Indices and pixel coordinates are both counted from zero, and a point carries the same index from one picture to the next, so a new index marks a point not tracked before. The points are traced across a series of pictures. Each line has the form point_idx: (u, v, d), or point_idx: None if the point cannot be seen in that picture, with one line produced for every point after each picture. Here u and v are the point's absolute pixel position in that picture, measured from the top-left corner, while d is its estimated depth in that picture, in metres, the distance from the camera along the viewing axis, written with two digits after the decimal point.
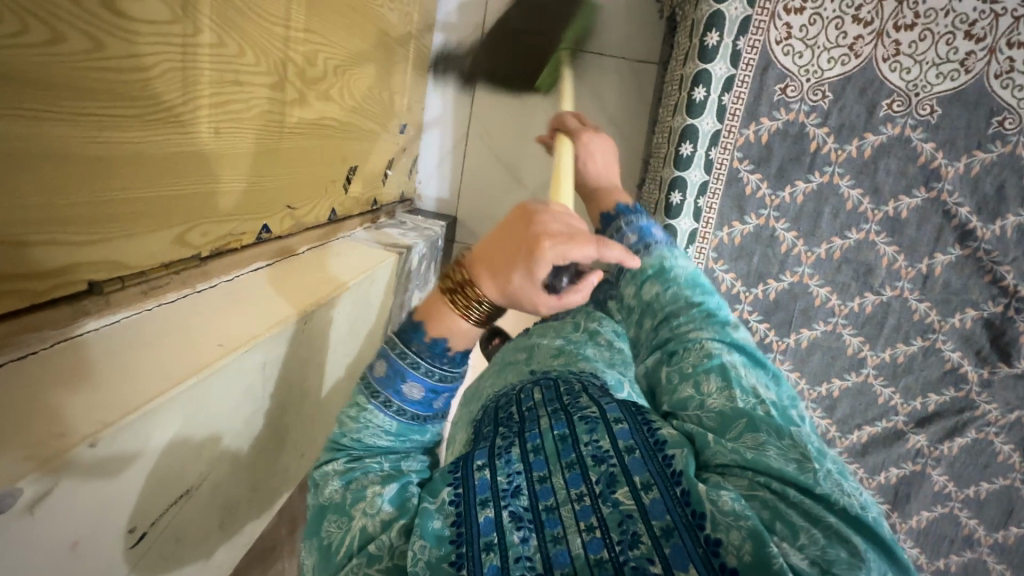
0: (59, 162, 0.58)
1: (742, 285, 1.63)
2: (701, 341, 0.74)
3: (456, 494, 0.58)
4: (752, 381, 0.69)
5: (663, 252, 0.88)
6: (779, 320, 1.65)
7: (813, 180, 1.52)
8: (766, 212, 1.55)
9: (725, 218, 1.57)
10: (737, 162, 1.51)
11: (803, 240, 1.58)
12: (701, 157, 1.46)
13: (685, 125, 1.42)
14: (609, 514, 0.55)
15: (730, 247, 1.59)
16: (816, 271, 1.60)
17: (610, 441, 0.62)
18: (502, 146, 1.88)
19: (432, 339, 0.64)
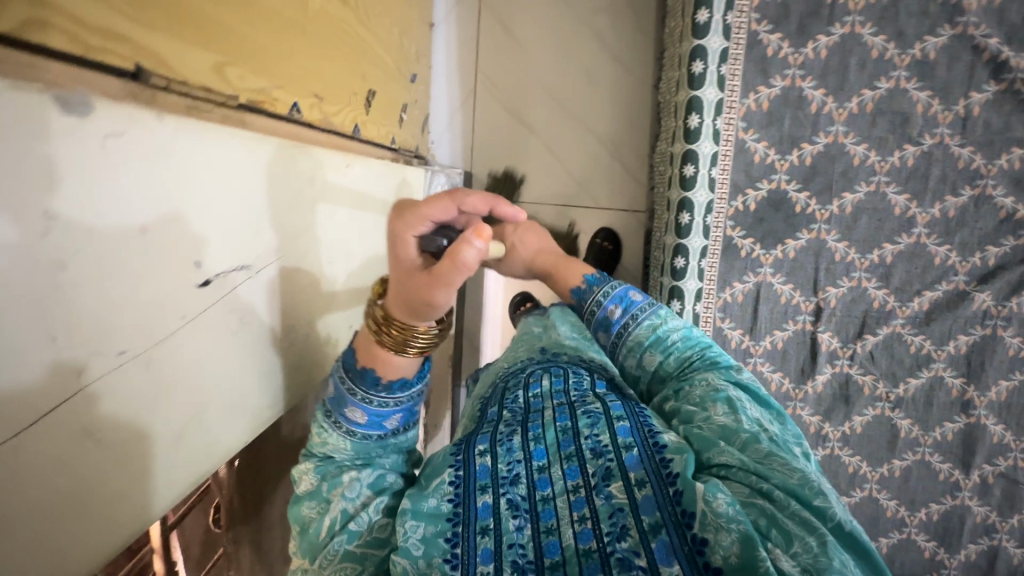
0: (179, 24, 0.52)
1: (915, 205, 1.11)
2: (707, 377, 0.72)
3: (457, 476, 0.62)
4: (750, 409, 0.67)
5: (654, 313, 0.81)
6: (897, 286, 1.15)
7: (943, 35, 1.04)
8: (880, 87, 1.08)
9: (749, 85, 1.09)
10: (786, 50, 1.07)
11: (887, 141, 1.10)
12: (716, 39, 1.03)
13: (693, 45, 1.04)
14: (599, 508, 0.57)
15: (803, 167, 1.13)
16: (895, 179, 1.11)
17: (610, 437, 0.64)
18: (513, 89, 1.58)
19: (362, 366, 0.63)
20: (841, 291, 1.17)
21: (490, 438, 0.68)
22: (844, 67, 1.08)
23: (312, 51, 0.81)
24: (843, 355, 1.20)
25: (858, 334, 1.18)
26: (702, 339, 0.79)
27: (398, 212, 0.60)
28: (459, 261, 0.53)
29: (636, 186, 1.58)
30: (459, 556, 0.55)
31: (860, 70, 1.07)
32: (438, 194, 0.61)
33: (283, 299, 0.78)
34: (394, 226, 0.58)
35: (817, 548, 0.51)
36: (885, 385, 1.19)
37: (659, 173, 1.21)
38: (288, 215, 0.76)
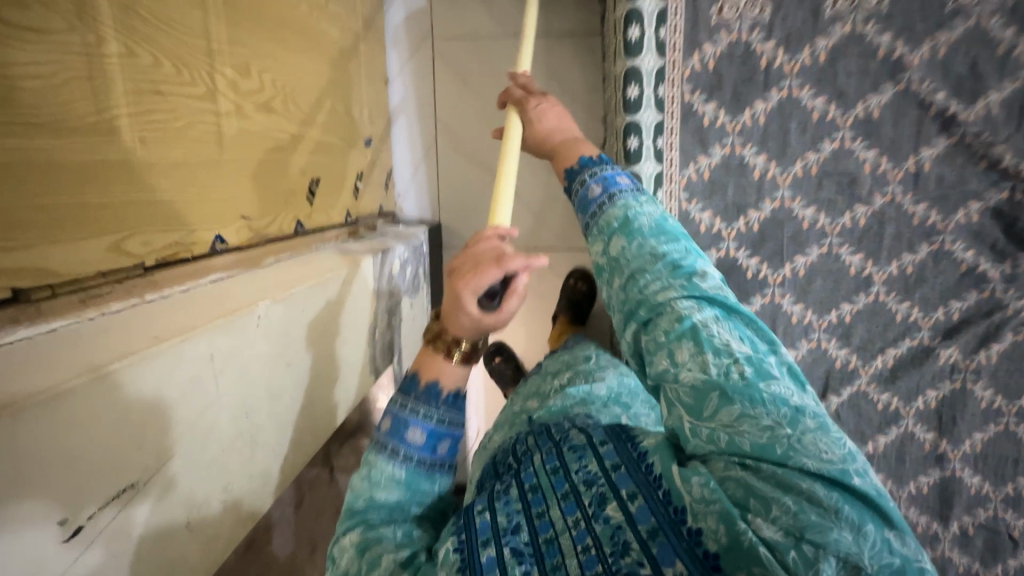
0: (42, 235, 0.52)
1: (871, 264, 1.13)
2: (672, 301, 0.61)
3: (460, 541, 0.55)
4: (720, 333, 0.59)
5: (632, 202, 0.71)
6: (860, 344, 1.16)
7: (853, 115, 1.06)
8: (825, 149, 1.08)
9: (688, 154, 1.10)
10: (722, 119, 1.08)
11: (839, 202, 1.11)
12: (648, 113, 1.03)
13: (625, 120, 1.02)
14: (599, 533, 0.50)
15: (750, 234, 1.13)
16: (840, 240, 1.12)
17: (596, 463, 0.56)
18: (474, 140, 1.56)
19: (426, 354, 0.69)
20: (801, 353, 1.18)
21: (489, 493, 0.61)
22: (784, 132, 1.08)
23: (244, 173, 0.83)
24: None
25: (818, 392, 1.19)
26: (679, 246, 0.67)
27: (459, 267, 0.63)
28: (503, 313, 0.64)
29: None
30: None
31: (798, 134, 1.08)
32: (489, 260, 0.61)
33: (266, 405, 0.72)
34: (455, 287, 0.63)
35: (795, 507, 0.46)
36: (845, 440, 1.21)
37: None
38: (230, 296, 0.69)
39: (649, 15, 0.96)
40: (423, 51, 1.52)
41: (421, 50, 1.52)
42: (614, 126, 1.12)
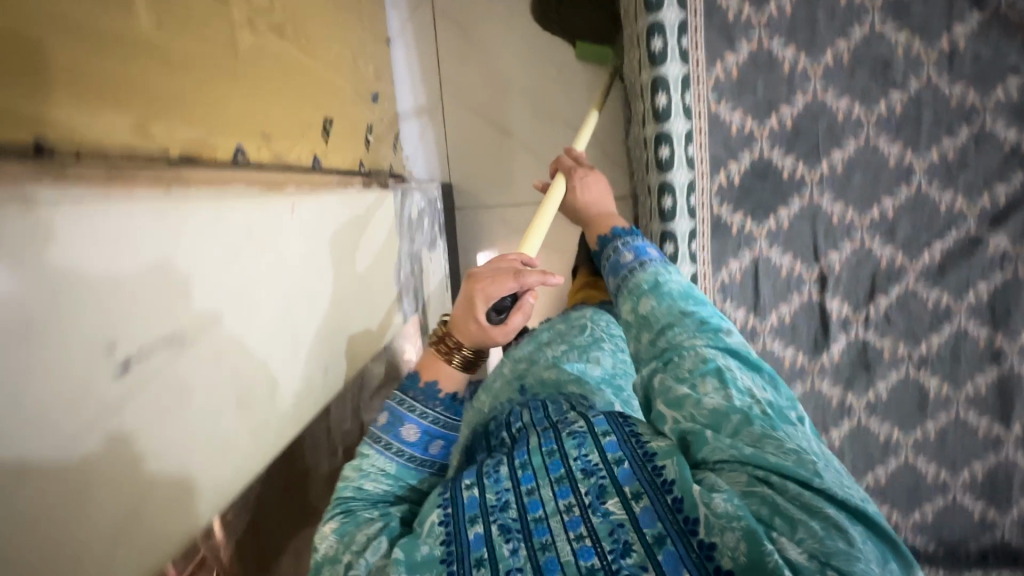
0: None
1: (969, 326, 0.97)
2: (696, 346, 0.51)
3: (445, 514, 0.46)
4: (746, 377, 0.48)
5: (660, 268, 0.62)
6: (933, 448, 1.03)
7: (901, 193, 0.93)
8: (901, 194, 0.93)
9: (719, 260, 0.98)
10: (749, 225, 0.96)
11: (925, 259, 0.95)
12: (684, 221, 0.94)
13: (661, 229, 0.94)
14: (597, 527, 0.41)
15: (786, 326, 1.00)
16: (875, 327, 0.99)
17: (598, 453, 0.46)
18: (487, 214, 1.55)
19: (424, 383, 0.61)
20: (844, 431, 1.04)
21: (476, 467, 0.50)
22: (812, 234, 0.95)
23: None
24: (861, 492, 1.06)
25: (869, 471, 1.05)
26: (707, 305, 0.57)
27: None
28: None
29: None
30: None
31: (865, 190, 0.93)
32: None
33: None
34: None
35: (822, 531, 0.38)
36: (903, 518, 1.07)
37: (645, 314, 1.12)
38: (286, 338, 0.61)
39: (680, 137, 0.90)
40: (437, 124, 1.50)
41: (435, 122, 1.50)
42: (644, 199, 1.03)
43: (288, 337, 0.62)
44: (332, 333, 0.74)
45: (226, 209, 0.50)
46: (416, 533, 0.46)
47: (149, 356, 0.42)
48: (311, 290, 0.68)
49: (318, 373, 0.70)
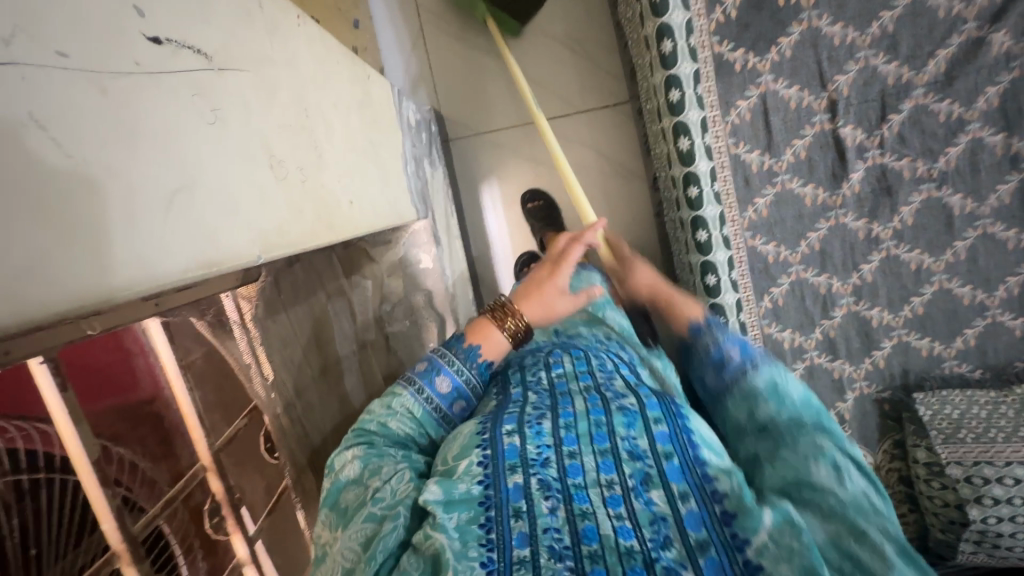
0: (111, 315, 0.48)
1: (984, 134, 0.97)
2: (817, 441, 0.40)
3: (484, 454, 0.42)
4: (861, 477, 0.38)
5: (774, 367, 0.46)
6: (966, 271, 1.02)
7: (898, 5, 0.93)
8: (898, 6, 0.93)
9: (727, 100, 0.98)
10: (752, 61, 0.96)
11: (931, 72, 0.95)
12: (686, 63, 0.92)
13: (664, 76, 0.93)
14: (638, 513, 0.38)
15: (802, 163, 1.00)
16: (892, 150, 0.98)
17: (648, 440, 0.44)
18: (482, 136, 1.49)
19: (467, 344, 0.57)
20: (875, 266, 1.03)
21: (518, 416, 0.47)
22: (817, 62, 0.96)
23: None
24: (900, 326, 1.05)
25: (906, 304, 1.04)
26: (815, 411, 0.43)
27: None
28: None
29: (639, 227, 1.48)
30: (498, 562, 0.35)
31: (861, 6, 0.94)
32: None
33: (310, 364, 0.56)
34: None
35: None
36: (947, 348, 1.05)
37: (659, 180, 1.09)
38: (306, 144, 0.57)
39: None
40: (419, 53, 1.45)
41: (417, 51, 1.45)
42: (642, 56, 1.01)
43: (308, 145, 0.58)
44: (348, 167, 0.70)
45: None
46: (451, 472, 0.42)
47: (178, 51, 0.37)
48: (319, 113, 0.64)
49: (345, 202, 0.66)
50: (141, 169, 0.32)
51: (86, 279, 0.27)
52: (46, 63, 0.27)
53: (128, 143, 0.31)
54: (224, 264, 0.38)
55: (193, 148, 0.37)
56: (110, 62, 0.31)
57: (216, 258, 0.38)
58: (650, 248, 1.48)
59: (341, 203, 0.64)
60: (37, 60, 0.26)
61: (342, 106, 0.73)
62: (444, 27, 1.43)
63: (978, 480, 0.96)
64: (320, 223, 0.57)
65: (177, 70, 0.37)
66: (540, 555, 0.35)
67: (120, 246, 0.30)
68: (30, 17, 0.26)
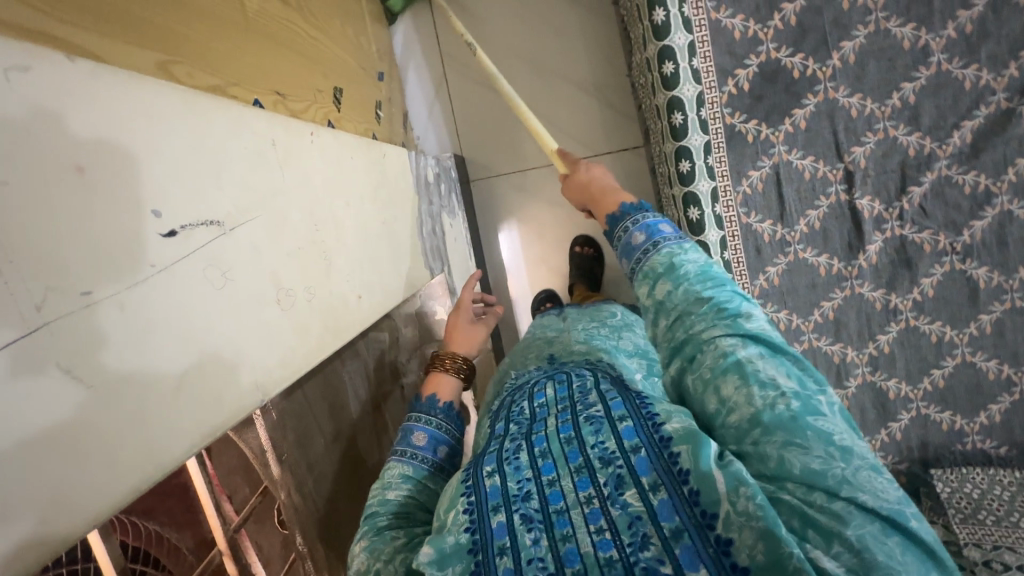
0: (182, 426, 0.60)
1: (1013, 207, 0.93)
2: (718, 344, 0.41)
3: (469, 501, 0.40)
4: (778, 371, 0.39)
5: (676, 246, 0.50)
6: (992, 345, 0.98)
7: (921, 76, 0.90)
8: (921, 77, 0.90)
9: (739, 170, 0.97)
10: (765, 132, 0.95)
11: (956, 143, 0.92)
12: (696, 135, 0.93)
13: (675, 147, 0.94)
14: (614, 519, 0.36)
15: (816, 233, 0.98)
16: (913, 222, 0.96)
17: (616, 440, 0.40)
18: (501, 180, 1.51)
19: (426, 395, 0.65)
20: (892, 337, 1.00)
21: (497, 453, 0.43)
22: (833, 132, 0.94)
23: None
24: (919, 399, 1.02)
25: (926, 376, 1.01)
26: (714, 282, 0.46)
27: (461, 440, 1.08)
28: None
29: None
30: None
31: (881, 77, 0.91)
32: None
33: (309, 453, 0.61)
34: None
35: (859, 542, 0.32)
36: (970, 423, 1.02)
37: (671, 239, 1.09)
38: (317, 260, 0.62)
39: (682, 52, 0.90)
40: (442, 98, 1.49)
41: (440, 97, 1.49)
42: (655, 122, 1.02)
43: (318, 259, 0.62)
44: (359, 262, 0.74)
45: (245, 123, 0.52)
46: (438, 526, 0.40)
47: (191, 231, 0.42)
48: (331, 219, 0.68)
49: (353, 298, 0.70)
50: (151, 364, 0.36)
51: (97, 489, 0.32)
52: (69, 309, 0.31)
53: (142, 348, 0.36)
54: (227, 421, 0.42)
55: (201, 319, 0.41)
56: (128, 276, 0.35)
57: (219, 418, 0.42)
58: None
59: (349, 301, 0.68)
60: (63, 311, 0.31)
61: (356, 199, 0.77)
62: (466, 74, 1.46)
63: (998, 565, 0.91)
64: (327, 334, 0.61)
65: (189, 251, 0.41)
66: None
67: (127, 448, 0.34)
68: (58, 273, 0.31)
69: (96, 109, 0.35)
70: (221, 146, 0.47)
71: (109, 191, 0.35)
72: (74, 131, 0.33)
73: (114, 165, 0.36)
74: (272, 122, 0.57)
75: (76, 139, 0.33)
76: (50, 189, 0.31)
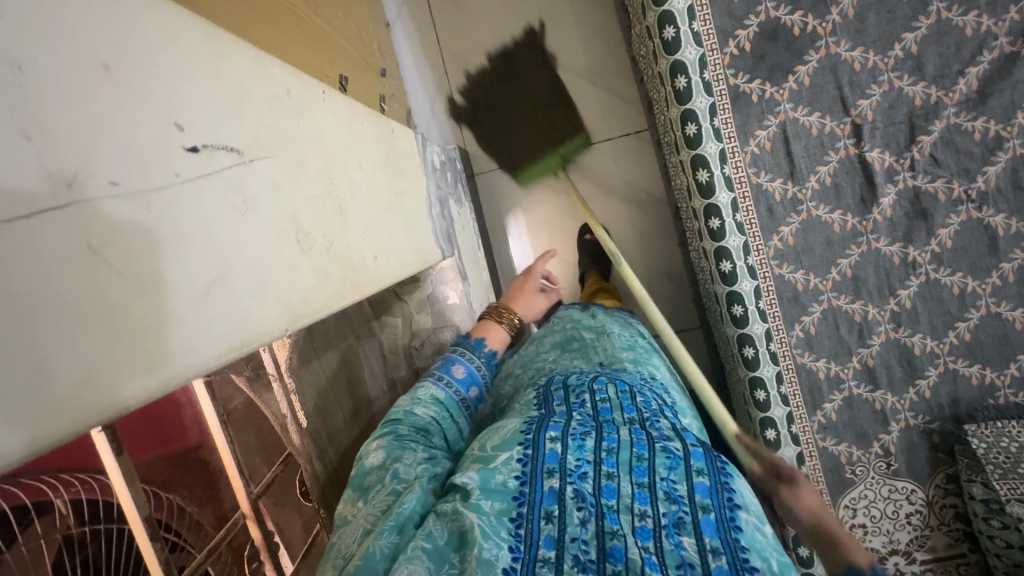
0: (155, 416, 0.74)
1: None
2: None
3: (525, 454, 0.47)
4: None
5: None
6: (1016, 293, 0.97)
7: (921, 26, 0.91)
8: (921, 26, 0.91)
9: (745, 131, 0.97)
10: (769, 91, 0.96)
11: (961, 89, 0.92)
12: (701, 98, 0.94)
13: (680, 110, 0.94)
14: (665, 552, 0.40)
15: (828, 190, 0.98)
16: (925, 172, 0.95)
17: (689, 488, 0.44)
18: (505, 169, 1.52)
19: (477, 339, 0.76)
20: (914, 290, 0.99)
21: (563, 427, 0.51)
22: (838, 87, 0.95)
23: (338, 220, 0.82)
24: (946, 353, 1.00)
25: (951, 330, 0.99)
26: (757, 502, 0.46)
27: None
28: None
29: (666, 250, 1.46)
30: (522, 554, 0.40)
31: (881, 29, 0.92)
32: None
33: None
34: None
35: None
36: (1000, 376, 0.99)
37: (680, 206, 1.09)
38: (334, 213, 0.62)
39: (682, 15, 0.91)
40: (444, 91, 1.50)
41: (442, 90, 1.50)
42: (657, 88, 1.03)
43: (334, 211, 0.62)
44: (373, 224, 0.73)
45: (262, 66, 0.52)
46: (489, 462, 0.48)
47: (213, 153, 0.42)
48: (345, 177, 0.68)
49: (370, 257, 0.69)
50: (184, 269, 0.36)
51: (131, 379, 0.32)
52: (99, 195, 0.31)
53: (173, 253, 0.36)
54: (254, 342, 0.42)
55: (228, 237, 0.41)
56: (154, 179, 0.35)
57: (246, 338, 0.41)
58: (678, 274, 1.46)
59: (364, 257, 0.67)
60: (93, 194, 0.31)
61: (367, 165, 0.77)
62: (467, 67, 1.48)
63: None
64: (346, 284, 0.61)
65: (212, 171, 0.41)
66: (566, 561, 0.40)
67: (161, 349, 0.34)
68: (87, 158, 0.31)
69: (119, 15, 0.35)
70: (240, 80, 0.48)
71: (135, 94, 0.35)
72: (100, 29, 0.33)
73: (138, 71, 0.36)
74: (286, 73, 0.57)
75: (101, 42, 0.33)
76: (75, 75, 0.31)
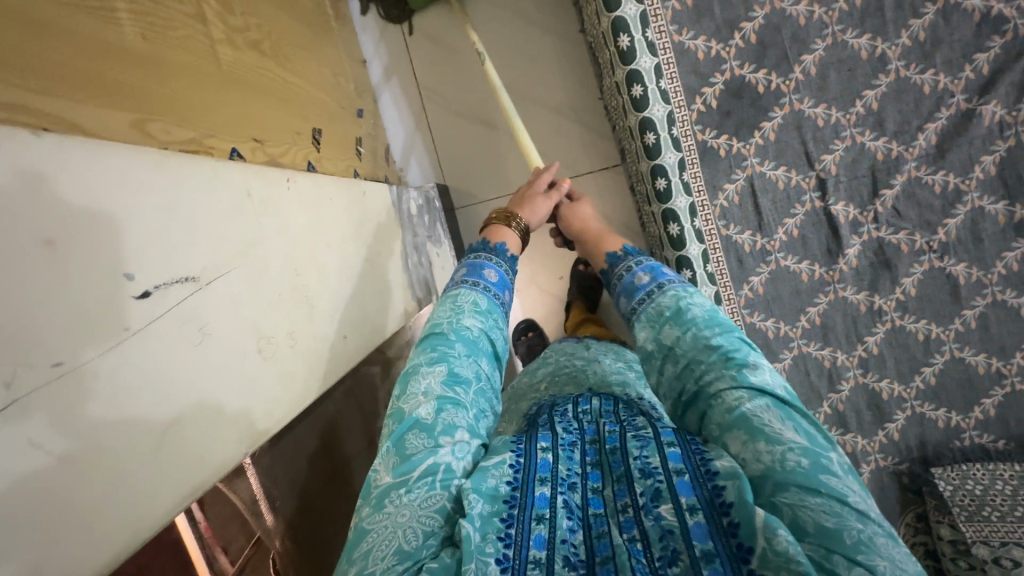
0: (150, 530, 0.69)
1: (983, 199, 0.95)
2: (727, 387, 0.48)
3: (516, 461, 0.47)
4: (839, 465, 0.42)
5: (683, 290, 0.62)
6: (978, 339, 0.99)
7: (881, 83, 0.93)
8: (881, 84, 0.93)
9: (714, 184, 0.99)
10: (736, 146, 0.97)
11: (920, 144, 0.94)
12: (670, 153, 0.95)
13: (650, 165, 0.95)
14: (648, 529, 0.39)
15: (796, 241, 0.99)
16: (888, 224, 0.97)
17: (661, 458, 0.44)
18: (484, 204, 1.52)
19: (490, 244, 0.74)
20: (880, 337, 1.01)
21: (550, 437, 0.50)
22: (802, 142, 0.97)
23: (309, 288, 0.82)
24: (912, 398, 1.02)
25: (917, 374, 1.01)
26: (757, 361, 0.51)
27: None
28: None
29: None
30: (511, 558, 0.39)
31: (843, 87, 0.94)
32: None
33: None
34: None
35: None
36: (965, 418, 1.02)
37: (653, 252, 1.10)
38: (299, 306, 0.62)
39: (649, 74, 0.92)
40: (421, 128, 1.50)
41: (419, 127, 1.50)
42: (628, 140, 1.04)
43: (300, 304, 0.62)
44: (343, 302, 0.74)
45: (219, 177, 0.52)
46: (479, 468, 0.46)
47: (169, 289, 0.42)
48: (311, 261, 0.68)
49: (338, 338, 0.70)
50: (133, 426, 0.37)
51: (72, 553, 0.33)
52: (42, 382, 0.32)
53: (124, 415, 0.37)
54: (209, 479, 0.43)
55: (185, 377, 0.42)
56: (104, 343, 0.36)
57: (199, 479, 0.42)
58: None
59: (332, 340, 0.68)
60: (32, 386, 0.32)
61: (336, 239, 0.77)
62: (444, 105, 1.48)
63: (1007, 563, 0.87)
64: (312, 378, 0.61)
65: (168, 311, 0.42)
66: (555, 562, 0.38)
67: (108, 511, 0.35)
68: (29, 348, 0.32)
69: (63, 183, 0.35)
70: (198, 200, 0.48)
71: (81, 259, 0.36)
72: (42, 204, 0.34)
73: (86, 234, 0.36)
74: (246, 174, 0.57)
75: (44, 220, 0.34)
76: (14, 264, 0.32)
